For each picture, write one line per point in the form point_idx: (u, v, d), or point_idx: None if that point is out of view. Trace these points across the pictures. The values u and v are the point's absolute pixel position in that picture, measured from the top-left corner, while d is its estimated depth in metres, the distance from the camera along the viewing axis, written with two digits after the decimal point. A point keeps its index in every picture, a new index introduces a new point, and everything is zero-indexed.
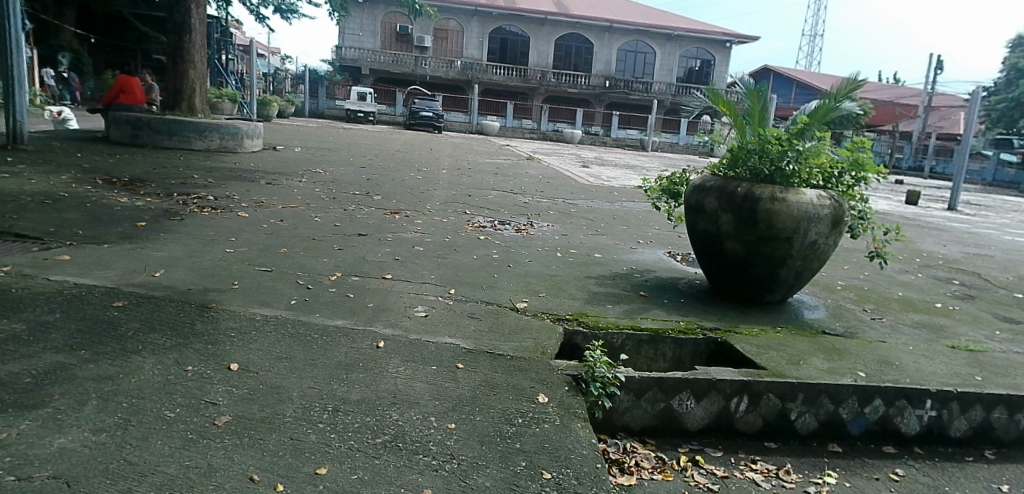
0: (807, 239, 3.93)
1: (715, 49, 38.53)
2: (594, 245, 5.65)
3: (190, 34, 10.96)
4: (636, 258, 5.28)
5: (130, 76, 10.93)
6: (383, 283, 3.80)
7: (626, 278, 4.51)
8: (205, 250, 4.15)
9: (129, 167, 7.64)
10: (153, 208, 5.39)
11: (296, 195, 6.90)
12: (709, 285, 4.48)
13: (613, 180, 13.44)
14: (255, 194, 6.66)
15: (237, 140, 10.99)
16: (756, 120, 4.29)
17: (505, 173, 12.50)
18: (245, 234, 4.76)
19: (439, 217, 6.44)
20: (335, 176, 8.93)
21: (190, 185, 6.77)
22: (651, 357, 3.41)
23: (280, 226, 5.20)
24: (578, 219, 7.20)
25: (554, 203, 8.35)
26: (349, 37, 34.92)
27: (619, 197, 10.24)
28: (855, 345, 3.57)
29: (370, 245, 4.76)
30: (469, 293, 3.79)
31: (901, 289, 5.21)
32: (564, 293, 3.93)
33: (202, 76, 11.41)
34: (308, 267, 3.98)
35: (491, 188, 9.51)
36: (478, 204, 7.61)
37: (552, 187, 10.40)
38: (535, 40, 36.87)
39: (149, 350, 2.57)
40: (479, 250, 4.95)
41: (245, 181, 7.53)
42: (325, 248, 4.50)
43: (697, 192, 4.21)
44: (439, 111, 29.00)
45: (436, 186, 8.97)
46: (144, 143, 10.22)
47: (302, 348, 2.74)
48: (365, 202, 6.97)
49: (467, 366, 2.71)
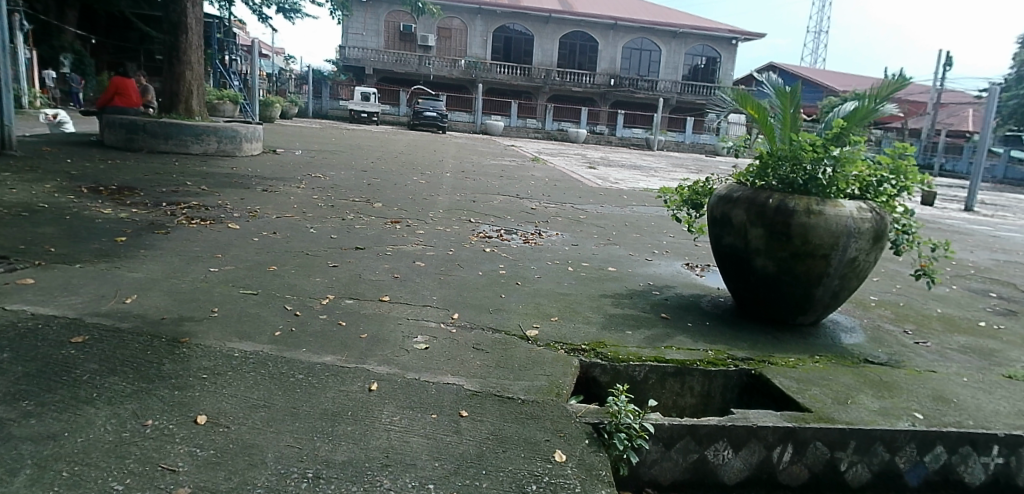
0: (846, 256, 3.56)
1: (721, 46, 38.07)
2: (607, 257, 5.29)
3: (186, 35, 10.65)
4: (653, 272, 4.92)
5: (125, 78, 10.63)
6: (379, 307, 3.46)
7: (645, 297, 4.14)
8: (188, 269, 3.83)
9: (119, 173, 7.33)
10: (138, 219, 5.06)
11: (292, 203, 6.57)
12: (736, 305, 4.11)
13: (621, 182, 13.07)
14: (249, 203, 6.32)
15: (236, 143, 10.62)
16: (787, 124, 3.94)
17: (510, 175, 12.16)
18: (234, 249, 4.43)
19: (441, 226, 6.09)
20: (334, 181, 8.60)
21: (181, 193, 6.45)
22: (676, 392, 3.05)
23: (272, 239, 4.86)
24: (589, 227, 6.84)
25: (563, 209, 8.00)
26: (352, 37, 34.61)
27: (628, 200, 9.88)
28: (903, 377, 3.20)
29: (367, 261, 4.42)
30: (473, 317, 3.43)
31: (939, 305, 4.83)
32: (578, 316, 3.57)
33: (199, 77, 11.09)
34: (299, 289, 3.64)
35: (496, 192, 9.17)
36: (483, 211, 7.26)
37: (559, 191, 10.05)
38: (540, 39, 36.48)
39: (105, 400, 2.23)
40: (484, 265, 4.60)
41: (239, 188, 7.20)
42: (318, 265, 4.16)
43: (722, 203, 3.86)
44: (443, 111, 28.68)
45: (439, 191, 8.63)
46: (139, 147, 9.92)
47: (283, 393, 2.39)
48: (365, 210, 6.63)
49: (472, 414, 2.36)
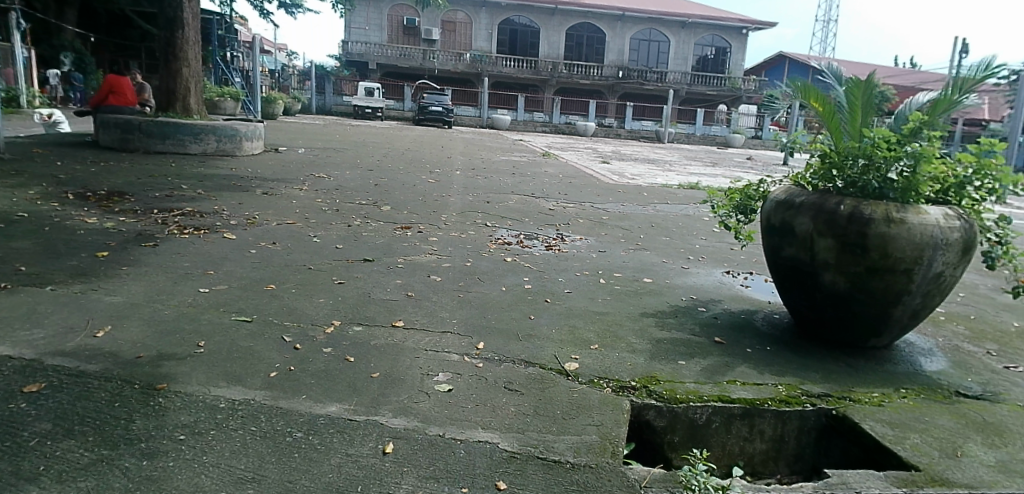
0: (931, 271, 3.07)
1: (731, 36, 37.42)
2: (640, 266, 4.82)
3: (183, 30, 10.22)
4: (694, 283, 4.45)
5: (119, 76, 10.21)
6: (393, 335, 3.00)
7: (690, 316, 3.67)
8: (176, 289, 3.39)
9: (111, 177, 6.92)
10: (125, 230, 4.63)
11: (295, 208, 6.13)
12: (795, 324, 3.65)
13: (638, 178, 12.59)
14: (247, 208, 5.89)
15: (236, 142, 10.17)
16: (857, 115, 3.42)
17: (523, 172, 11.70)
18: (229, 263, 3.98)
19: (455, 232, 5.64)
20: (340, 182, 8.16)
21: (175, 199, 6.02)
22: (744, 437, 2.56)
23: (271, 251, 4.41)
24: (613, 229, 6.37)
25: (582, 210, 7.52)
26: (355, 32, 34.12)
27: (649, 198, 9.41)
28: (1010, 414, 2.71)
29: (377, 276, 3.96)
30: (500, 347, 2.97)
31: (1013, 317, 4.32)
32: (619, 344, 3.11)
33: (197, 74, 10.65)
34: (302, 313, 3.19)
35: (510, 192, 8.70)
36: (498, 213, 6.80)
37: (575, 189, 9.58)
38: (546, 31, 35.91)
39: (52, 476, 1.78)
40: (506, 278, 4.13)
41: (238, 191, 6.77)
42: (322, 283, 3.71)
43: (782, 210, 3.40)
44: (449, 106, 28.20)
45: (450, 191, 8.18)
46: (135, 147, 9.51)
47: (278, 461, 1.92)
48: (372, 214, 6.19)
49: (511, 486, 1.90)
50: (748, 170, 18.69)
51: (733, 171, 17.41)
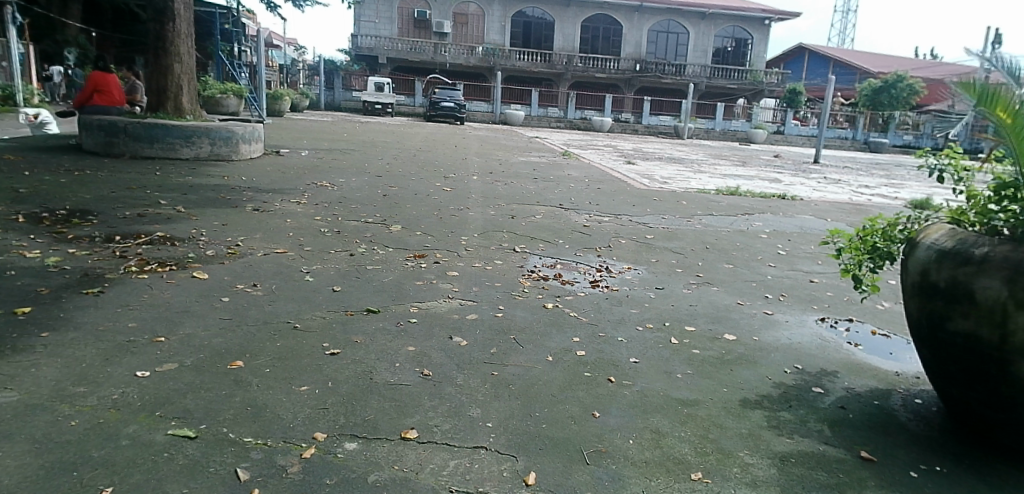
0: None
1: (752, 27, 36.20)
2: (713, 314, 3.83)
3: (174, 22, 9.35)
4: (793, 343, 3.46)
5: (105, 72, 9.33)
6: (401, 460, 2.03)
7: (810, 406, 2.66)
8: (102, 370, 2.45)
9: (80, 190, 6.02)
10: (70, 268, 3.72)
11: (288, 229, 5.20)
12: (955, 419, 2.64)
13: (670, 181, 11.62)
14: (229, 232, 4.95)
15: (232, 145, 9.24)
16: None
17: (544, 176, 10.76)
18: (188, 322, 3.03)
19: (479, 261, 4.70)
20: (343, 193, 7.25)
21: (147, 220, 5.11)
22: None
23: (248, 297, 3.46)
24: (662, 254, 5.40)
25: (620, 226, 6.55)
26: (364, 25, 33.13)
27: (689, 207, 8.46)
28: None
29: (382, 339, 3.01)
30: (560, 480, 1.99)
31: None
32: (733, 469, 2.12)
33: (190, 70, 9.75)
34: (276, 414, 2.23)
35: (535, 202, 7.77)
36: (525, 232, 5.86)
37: (605, 197, 8.63)
38: (561, 23, 34.81)
39: None
40: (551, 339, 3.16)
41: (225, 208, 5.86)
42: (309, 355, 2.76)
43: (952, 264, 2.41)
44: (461, 101, 27.23)
45: (467, 203, 7.25)
46: (121, 152, 8.63)
47: None
48: (379, 237, 5.24)
49: None
50: (777, 169, 17.68)
51: (763, 171, 16.42)
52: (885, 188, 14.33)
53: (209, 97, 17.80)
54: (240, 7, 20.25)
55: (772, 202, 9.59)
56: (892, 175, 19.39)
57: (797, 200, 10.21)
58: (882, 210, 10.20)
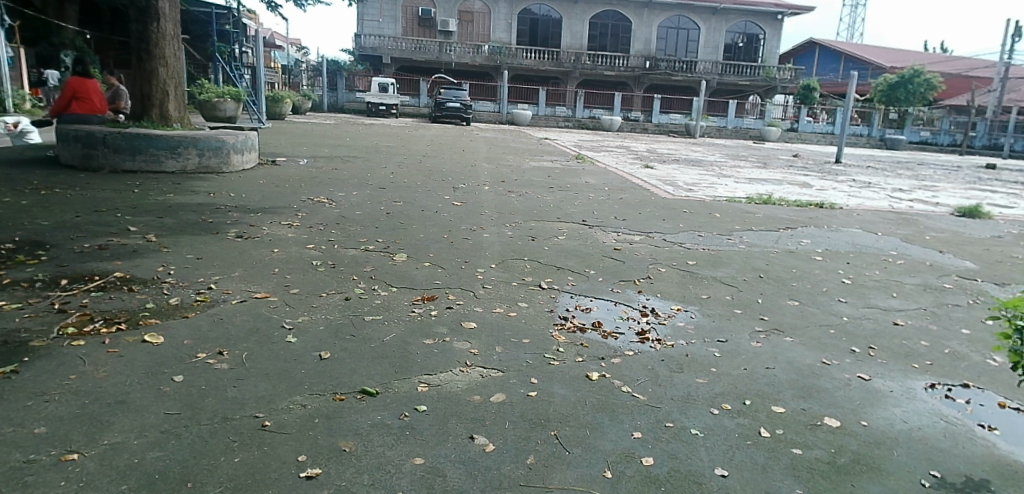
0: None
1: (764, 22, 35.29)
2: (800, 384, 3.04)
3: (158, 22, 8.64)
4: (914, 430, 2.67)
5: (83, 78, 8.63)
6: None
7: None
8: None
9: (40, 214, 5.29)
10: None
11: (273, 263, 4.44)
12: None
13: (695, 187, 10.81)
14: (204, 268, 4.20)
15: (223, 156, 8.49)
16: None
17: (560, 184, 9.98)
18: (118, 422, 2.27)
19: (501, 303, 3.92)
20: (342, 211, 6.51)
21: (109, 254, 4.35)
22: None
23: (210, 374, 2.68)
24: (711, 287, 4.61)
25: (654, 248, 5.77)
26: (368, 24, 32.41)
27: (725, 220, 7.66)
28: None
29: (380, 445, 2.22)
30: None
31: None
32: None
33: (177, 74, 9.01)
34: None
35: (555, 218, 7.00)
36: (548, 259, 5.08)
37: (631, 211, 7.83)
38: (568, 20, 34.01)
39: None
40: (604, 437, 2.38)
41: (205, 234, 5.12)
42: (277, 481, 1.98)
43: None
44: (467, 101, 26.44)
45: (480, 221, 6.48)
46: (100, 166, 7.91)
47: None
48: (381, 270, 4.47)
49: None
50: (801, 170, 16.83)
51: (788, 173, 15.57)
52: (921, 191, 13.47)
53: (205, 101, 16.97)
54: (239, 7, 19.55)
55: (811, 212, 8.78)
56: (921, 175, 18.49)
57: (836, 209, 9.39)
58: (930, 219, 9.36)
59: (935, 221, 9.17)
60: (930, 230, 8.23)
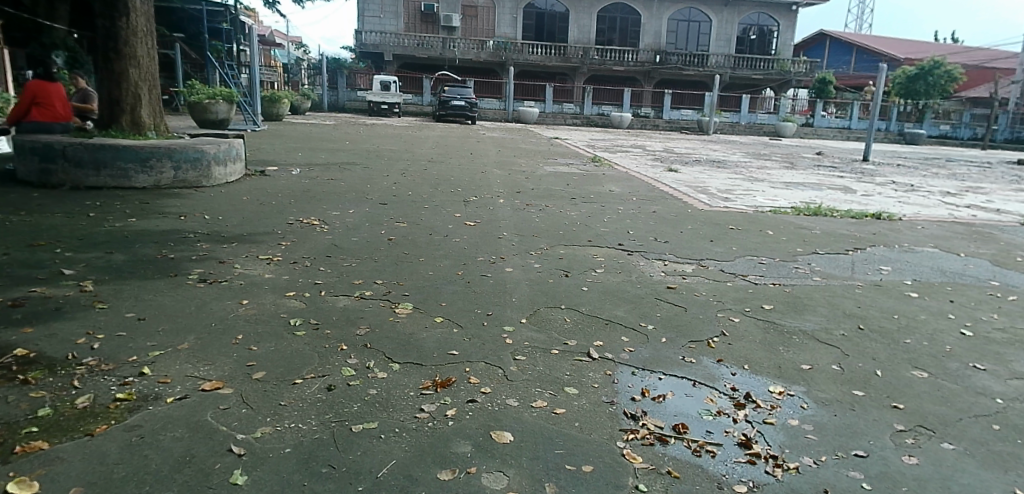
0: None
1: (779, 13, 34.07)
2: None
3: (127, 17, 7.61)
4: None
5: (43, 82, 7.63)
6: None
7: None
8: None
9: None
10: None
11: (234, 326, 3.38)
12: None
13: (730, 195, 9.71)
14: (142, 337, 3.15)
15: (202, 169, 7.46)
16: None
17: (583, 195, 8.89)
18: None
19: (541, 388, 2.86)
20: (334, 236, 5.47)
21: (18, 315, 3.31)
22: None
23: None
24: (809, 349, 3.55)
25: (714, 285, 4.71)
26: (369, 20, 31.34)
27: (780, 239, 6.57)
28: None
29: None
30: None
31: None
32: None
33: (150, 76, 8.00)
34: None
35: (585, 241, 5.94)
36: (591, 307, 4.02)
37: (671, 229, 6.76)
38: (575, 14, 32.79)
39: None
40: None
41: (157, 277, 4.08)
42: None
43: None
44: (472, 99, 25.29)
45: (499, 248, 5.42)
46: (60, 182, 6.91)
47: None
48: (378, 332, 3.41)
49: None
50: (833, 171, 15.69)
51: (820, 175, 14.42)
52: (971, 195, 12.33)
53: (195, 102, 15.77)
54: (235, 4, 18.61)
55: (873, 227, 7.68)
56: (958, 174, 17.35)
57: (896, 221, 8.29)
58: (1004, 231, 8.24)
59: (1011, 234, 8.06)
60: (1015, 247, 7.13)
